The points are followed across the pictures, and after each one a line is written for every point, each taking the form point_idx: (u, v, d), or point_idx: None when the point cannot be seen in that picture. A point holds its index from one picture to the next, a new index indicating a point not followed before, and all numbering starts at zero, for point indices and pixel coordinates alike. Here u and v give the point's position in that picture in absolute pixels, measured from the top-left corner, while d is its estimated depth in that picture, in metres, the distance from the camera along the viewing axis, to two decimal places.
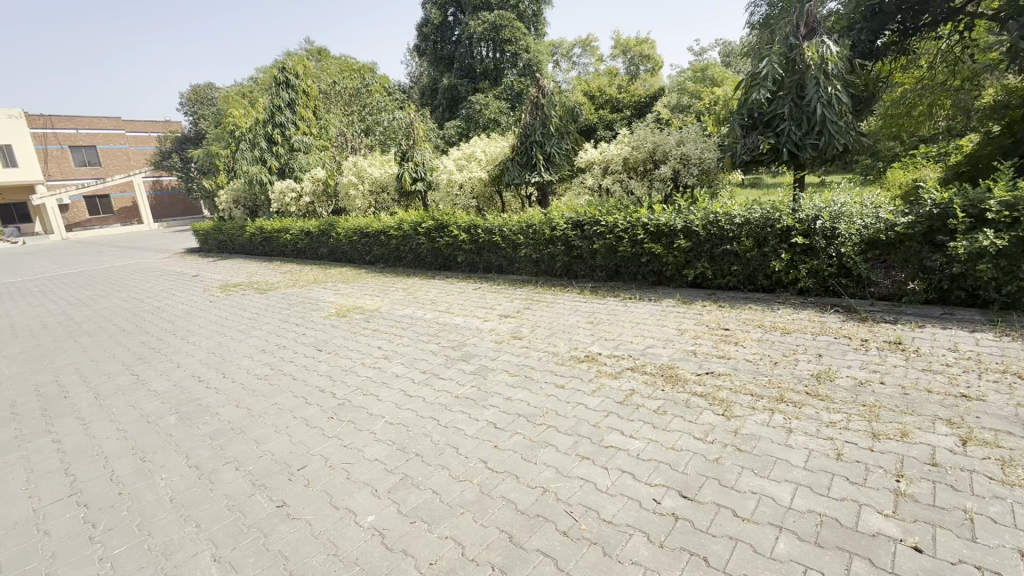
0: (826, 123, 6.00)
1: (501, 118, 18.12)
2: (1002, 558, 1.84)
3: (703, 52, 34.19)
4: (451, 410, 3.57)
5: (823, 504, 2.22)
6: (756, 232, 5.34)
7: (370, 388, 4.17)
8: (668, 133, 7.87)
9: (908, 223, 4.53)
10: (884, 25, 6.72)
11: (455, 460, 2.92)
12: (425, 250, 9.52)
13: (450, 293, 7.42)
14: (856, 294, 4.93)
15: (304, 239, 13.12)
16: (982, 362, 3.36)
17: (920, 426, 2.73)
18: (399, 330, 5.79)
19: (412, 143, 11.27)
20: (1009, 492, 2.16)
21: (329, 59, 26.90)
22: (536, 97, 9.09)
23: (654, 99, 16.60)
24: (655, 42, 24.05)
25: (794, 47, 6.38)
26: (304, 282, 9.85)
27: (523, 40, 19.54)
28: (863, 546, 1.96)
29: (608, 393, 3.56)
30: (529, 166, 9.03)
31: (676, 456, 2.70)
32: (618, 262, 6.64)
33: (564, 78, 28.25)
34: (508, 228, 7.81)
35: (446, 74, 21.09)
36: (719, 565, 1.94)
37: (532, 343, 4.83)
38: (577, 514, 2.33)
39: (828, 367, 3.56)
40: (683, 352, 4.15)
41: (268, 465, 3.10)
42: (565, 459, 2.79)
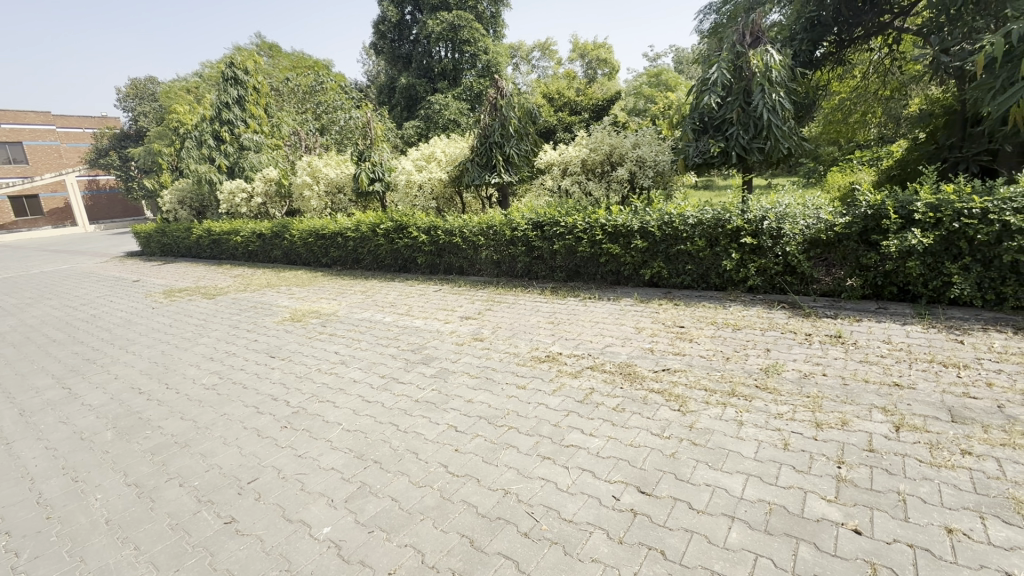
0: (771, 128, 6.31)
1: (461, 119, 18.03)
2: (931, 535, 1.97)
3: (658, 57, 35.18)
4: (410, 415, 3.50)
5: (771, 493, 2.31)
6: (708, 232, 5.53)
7: (326, 394, 4.04)
8: (625, 136, 8.06)
9: (846, 223, 4.80)
10: (821, 37, 7.12)
11: (415, 465, 2.87)
12: (384, 252, 9.34)
13: (410, 296, 7.30)
14: (800, 291, 5.19)
15: (256, 241, 12.61)
16: (911, 353, 3.61)
17: (859, 414, 2.89)
18: (358, 334, 5.65)
19: (370, 143, 11.05)
20: (937, 474, 2.32)
21: (281, 55, 26.03)
22: (495, 98, 9.10)
23: (611, 103, 16.93)
24: (612, 46, 24.53)
25: (741, 54, 6.65)
26: (256, 287, 9.44)
27: (481, 41, 19.53)
28: (809, 532, 2.05)
29: (569, 392, 3.60)
30: (489, 167, 9.03)
31: (634, 453, 2.75)
32: (578, 263, 6.74)
33: (523, 81, 28.42)
34: (469, 229, 7.77)
35: (404, 73, 20.78)
36: (676, 558, 1.99)
37: (493, 344, 4.81)
38: (538, 514, 2.34)
39: (775, 361, 3.72)
40: (640, 350, 4.25)
41: (216, 479, 2.95)
42: (526, 460, 2.79)
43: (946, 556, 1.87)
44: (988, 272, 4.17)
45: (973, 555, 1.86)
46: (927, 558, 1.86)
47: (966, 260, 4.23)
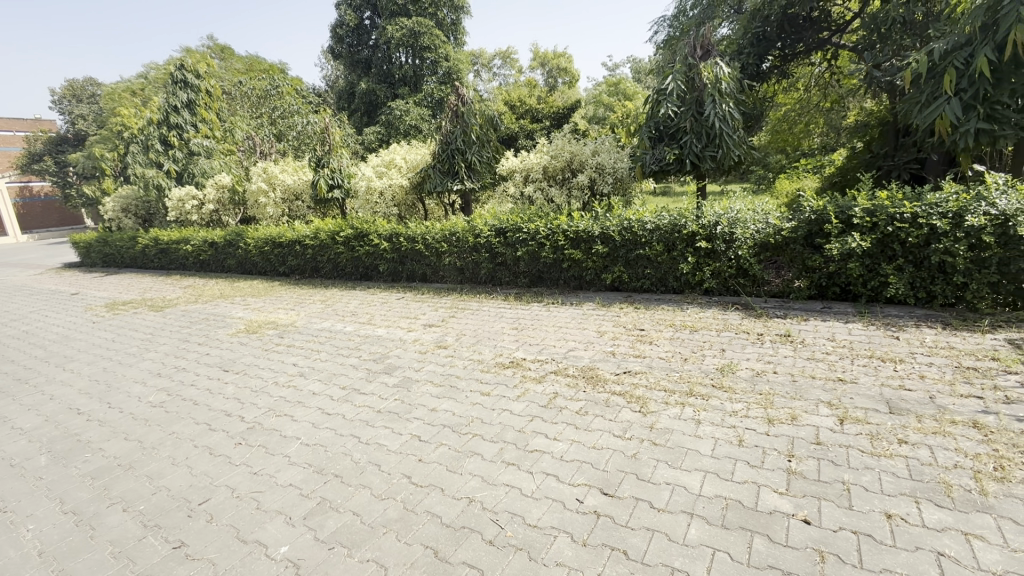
0: (722, 137, 6.60)
1: (422, 125, 17.92)
2: (872, 522, 2.09)
3: (617, 67, 36.03)
4: (373, 426, 3.43)
5: (728, 488, 2.39)
6: (666, 237, 5.70)
7: (284, 408, 3.90)
8: (584, 143, 8.23)
9: (793, 227, 5.06)
10: (766, 51, 7.50)
11: (377, 477, 2.81)
12: (345, 260, 9.14)
13: (372, 304, 7.17)
14: (752, 292, 5.42)
15: (208, 250, 12.08)
16: (853, 349, 3.82)
17: (807, 409, 3.04)
18: (317, 345, 5.48)
19: (329, 149, 10.82)
20: (877, 462, 2.47)
21: (234, 58, 25.20)
22: (456, 105, 9.09)
23: (571, 111, 17.21)
24: (572, 56, 24.99)
25: (692, 66, 6.91)
26: (208, 298, 9.04)
27: (442, 48, 19.53)
28: (763, 524, 2.14)
29: (533, 397, 3.61)
30: (450, 174, 9.01)
31: (597, 455, 2.79)
32: (541, 268, 6.80)
33: (485, 88, 28.52)
34: (431, 236, 7.72)
35: (363, 78, 20.49)
36: (638, 557, 2.02)
37: (457, 351, 4.78)
38: (502, 521, 2.34)
39: (730, 361, 3.87)
40: (602, 354, 4.32)
41: (164, 502, 2.80)
42: (490, 467, 2.79)
43: (886, 541, 1.98)
44: (919, 272, 4.48)
45: (910, 537, 1.99)
46: (869, 543, 1.98)
47: (900, 262, 4.53)
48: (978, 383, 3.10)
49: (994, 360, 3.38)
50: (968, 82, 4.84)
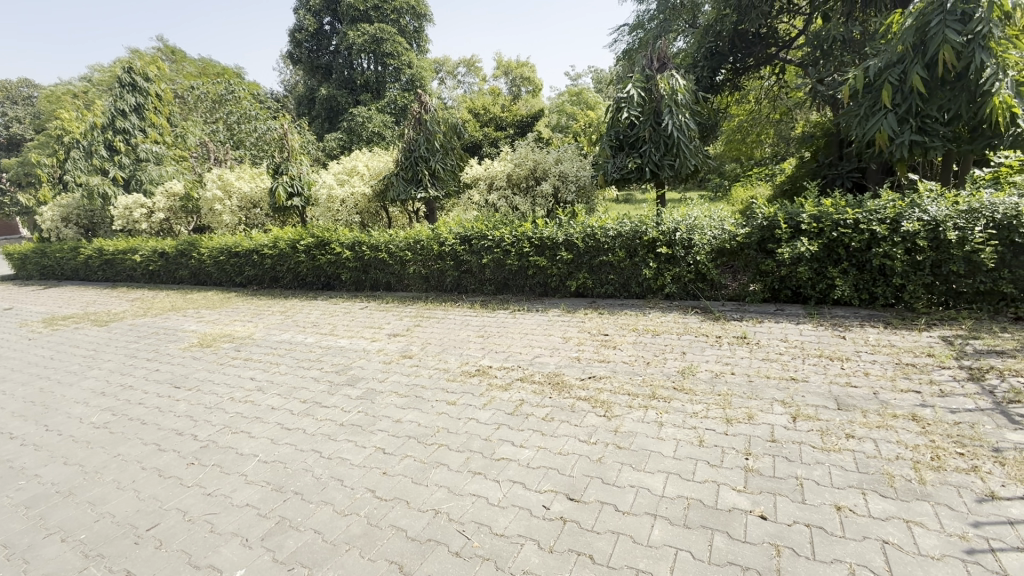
0: (680, 146, 6.84)
1: (386, 132, 17.74)
2: (823, 515, 2.19)
3: (579, 77, 36.71)
4: (335, 440, 3.34)
5: (689, 488, 2.45)
6: (628, 243, 5.83)
7: (240, 425, 3.75)
8: (548, 152, 8.36)
9: (746, 233, 5.27)
10: (719, 65, 7.83)
11: (340, 493, 2.73)
12: (305, 269, 8.90)
13: (334, 314, 6.99)
14: (710, 296, 5.60)
15: (158, 260, 11.52)
16: (804, 349, 4.01)
17: (762, 408, 3.16)
18: (276, 358, 5.29)
19: (288, 156, 10.53)
20: (827, 457, 2.59)
21: (186, 61, 24.33)
22: (418, 113, 9.05)
23: (534, 120, 17.40)
24: (535, 65, 25.32)
25: (650, 77, 7.12)
26: (157, 311, 8.60)
27: (405, 55, 19.44)
28: (722, 522, 2.20)
29: (499, 405, 3.61)
30: (414, 181, 8.92)
31: (563, 461, 2.81)
32: (506, 276, 6.82)
33: (450, 96, 28.45)
34: (395, 244, 7.63)
35: (324, 84, 20.11)
36: (604, 561, 2.04)
37: (422, 360, 4.73)
38: (469, 531, 2.31)
39: (690, 364, 3.98)
40: (568, 359, 4.37)
41: (109, 529, 2.63)
42: (456, 477, 2.75)
43: (836, 532, 2.08)
44: (862, 274, 4.75)
45: (858, 528, 2.09)
46: (820, 535, 2.07)
47: (845, 265, 4.80)
48: (916, 378, 3.31)
49: (930, 356, 3.62)
50: (902, 97, 5.18)
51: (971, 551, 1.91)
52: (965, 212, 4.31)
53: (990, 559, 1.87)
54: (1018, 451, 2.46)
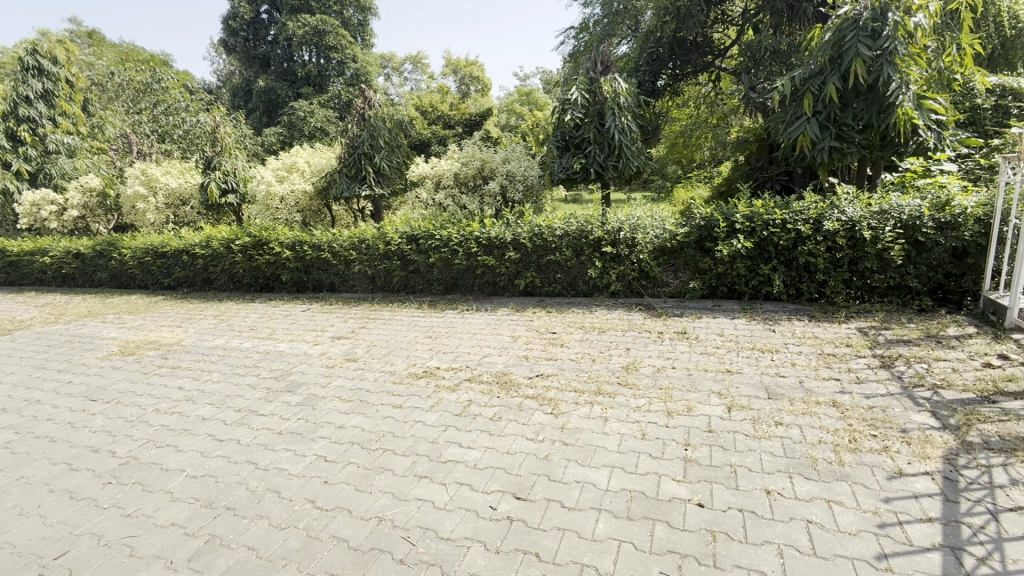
0: (623, 148, 7.02)
1: (329, 127, 17.13)
2: (755, 499, 2.31)
3: (527, 78, 37.15)
4: (272, 450, 3.17)
5: (632, 481, 2.52)
6: (574, 242, 5.92)
7: (167, 438, 3.49)
8: (495, 151, 8.37)
9: (686, 233, 5.48)
10: (659, 70, 8.13)
11: (277, 505, 2.59)
12: (241, 270, 8.41)
13: (273, 318, 6.65)
14: (653, 293, 5.80)
15: (72, 262, 10.53)
16: (738, 342, 4.23)
17: (700, 400, 3.30)
18: (207, 365, 4.96)
19: (220, 150, 9.90)
20: (758, 444, 2.74)
21: (104, 45, 22.43)
22: (362, 109, 8.77)
23: (484, 118, 17.34)
24: (483, 64, 25.25)
25: (594, 80, 7.27)
26: (70, 317, 7.85)
27: (348, 48, 18.84)
28: (663, 512, 2.27)
29: (446, 406, 3.56)
30: (358, 179, 8.66)
31: (510, 460, 2.80)
32: (454, 275, 6.73)
33: (397, 93, 27.86)
34: (338, 244, 7.37)
35: (261, 75, 19.15)
36: (550, 558, 2.06)
37: (367, 363, 4.59)
38: (414, 537, 2.26)
39: (634, 359, 4.09)
40: (516, 358, 4.37)
41: (7, 561, 2.36)
42: (402, 482, 2.69)
43: (766, 515, 2.20)
44: (790, 271, 5.07)
45: (786, 510, 2.22)
46: (752, 519, 2.18)
47: (774, 262, 5.10)
48: (836, 367, 3.57)
49: (848, 346, 3.92)
50: (822, 105, 5.57)
51: (882, 525, 2.08)
52: (877, 213, 4.70)
53: (899, 531, 2.03)
54: (922, 430, 2.70)
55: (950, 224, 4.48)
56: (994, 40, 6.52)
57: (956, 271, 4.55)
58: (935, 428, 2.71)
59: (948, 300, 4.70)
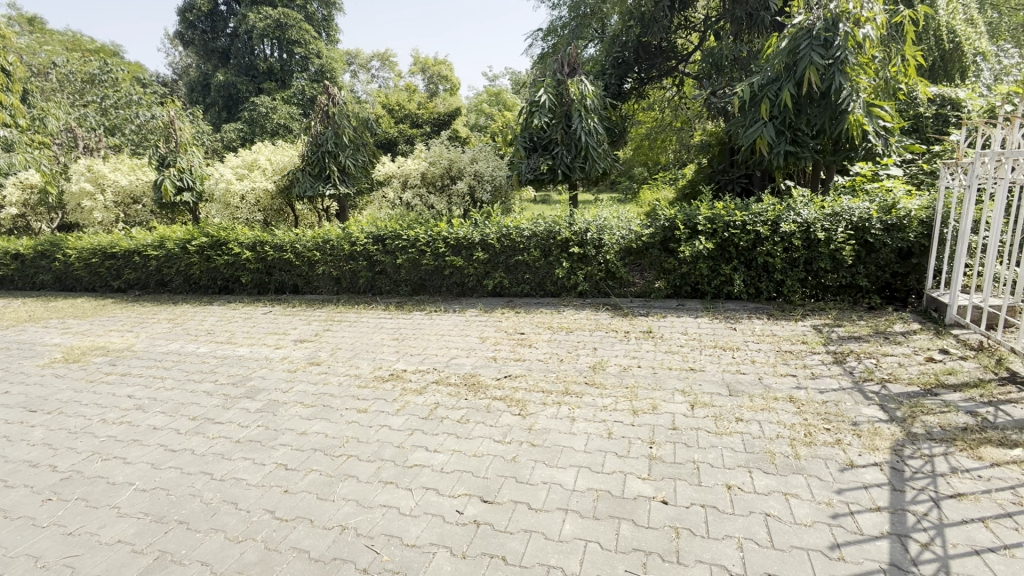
0: (589, 150, 7.10)
1: (293, 124, 16.67)
2: (716, 494, 2.36)
3: (497, 78, 37.15)
4: (230, 459, 3.04)
5: (598, 480, 2.53)
6: (542, 243, 5.94)
7: (114, 450, 3.30)
8: (462, 151, 8.33)
9: (651, 234, 5.58)
10: (625, 74, 8.27)
11: (234, 517, 2.49)
12: (198, 272, 8.07)
13: (232, 321, 6.41)
14: (619, 293, 5.88)
15: (10, 263, 9.87)
16: (700, 341, 4.34)
17: (665, 398, 3.36)
18: (160, 372, 4.72)
19: (175, 146, 9.47)
20: (720, 440, 2.81)
21: (47, 33, 21.12)
22: (326, 105, 8.50)
23: (452, 118, 17.21)
24: (452, 64, 25.08)
25: (561, 82, 7.32)
26: (8, 322, 7.35)
27: (312, 43, 18.39)
28: (629, 510, 2.29)
29: (413, 410, 3.50)
30: (322, 178, 8.46)
31: (477, 463, 2.78)
32: (422, 276, 6.64)
33: (363, 90, 27.38)
34: (302, 244, 7.17)
35: (220, 69, 18.45)
36: (516, 560, 2.05)
37: (332, 367, 4.47)
38: (378, 545, 2.21)
39: (601, 359, 4.13)
40: (484, 359, 4.35)
41: None
42: (366, 489, 2.62)
43: (727, 509, 2.25)
44: (749, 271, 5.24)
45: (746, 504, 2.28)
46: (714, 514, 2.23)
47: (735, 262, 5.25)
48: (792, 364, 3.71)
49: (803, 343, 4.07)
50: (779, 111, 5.78)
51: (835, 515, 2.16)
52: (830, 215, 4.91)
53: (851, 521, 2.12)
54: (871, 423, 2.83)
55: (896, 226, 4.72)
56: (934, 53, 6.92)
57: (902, 271, 4.81)
58: (883, 420, 2.85)
59: (895, 298, 4.95)
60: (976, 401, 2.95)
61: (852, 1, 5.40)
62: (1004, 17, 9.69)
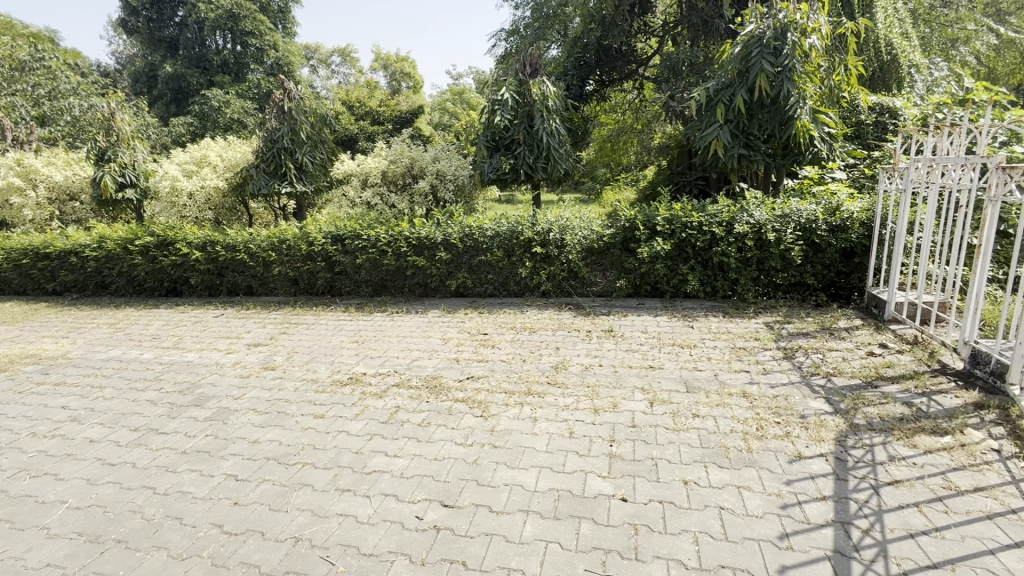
0: (551, 150, 7.13)
1: (247, 119, 16.03)
2: (674, 490, 2.41)
3: (460, 77, 37.02)
4: (175, 472, 2.88)
5: (560, 480, 2.54)
6: (505, 243, 5.94)
7: (44, 466, 3.06)
8: (424, 150, 8.23)
9: (612, 234, 5.66)
10: (587, 76, 8.39)
11: (178, 533, 2.35)
12: (142, 274, 7.63)
13: (180, 325, 6.09)
14: (582, 292, 5.95)
15: None
16: (660, 339, 4.43)
17: (625, 396, 3.41)
18: (99, 380, 4.42)
19: (116, 140, 8.92)
20: (677, 436, 2.87)
21: None
22: (281, 100, 8.19)
23: (415, 116, 17.00)
24: (415, 61, 24.73)
25: (523, 82, 7.32)
26: None
27: (268, 35, 17.75)
28: (589, 509, 2.31)
29: (372, 414, 3.42)
30: (277, 175, 8.16)
31: (438, 466, 2.73)
32: (383, 277, 6.51)
33: (322, 85, 26.65)
34: (256, 244, 6.90)
35: (167, 60, 17.52)
36: (477, 565, 2.02)
37: (287, 372, 4.32)
38: (334, 556, 2.13)
39: (563, 358, 4.16)
40: (446, 361, 4.30)
41: None
42: (322, 498, 2.54)
43: (684, 504, 2.30)
44: (706, 270, 5.40)
45: (701, 498, 2.33)
46: (672, 510, 2.27)
47: (692, 262, 5.41)
48: (746, 360, 3.84)
49: (756, 340, 4.23)
50: (733, 115, 5.99)
51: (785, 506, 2.25)
52: (780, 216, 5.12)
53: (799, 511, 2.21)
54: (817, 415, 2.96)
55: (840, 227, 4.98)
56: (873, 64, 7.33)
57: (845, 269, 5.07)
58: (829, 413, 2.99)
59: (839, 296, 5.21)
60: (912, 392, 3.13)
61: (799, 12, 5.63)
62: (935, 33, 10.38)
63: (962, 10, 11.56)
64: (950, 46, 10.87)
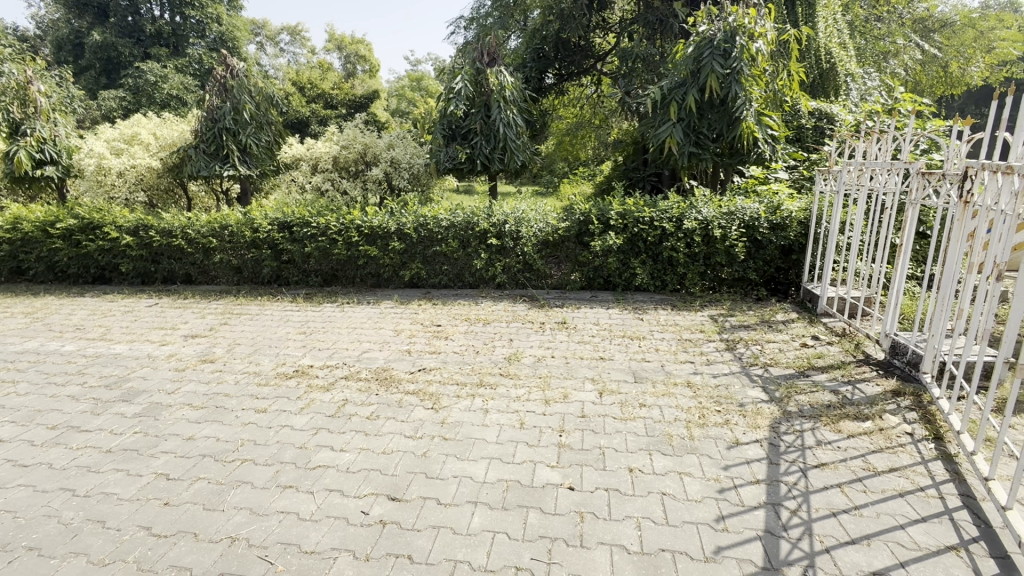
0: (507, 141, 7.07)
1: (187, 96, 15.05)
2: (619, 478, 2.47)
3: (418, 63, 36.30)
4: (98, 472, 2.68)
5: (509, 471, 2.55)
6: (460, 234, 5.88)
7: None
8: (378, 136, 8.04)
9: (567, 226, 5.72)
10: (545, 67, 8.44)
11: (100, 538, 2.19)
12: (65, 259, 7.04)
13: (109, 315, 5.66)
14: (537, 285, 5.97)
15: None
16: (611, 331, 4.53)
17: (576, 387, 3.46)
18: (11, 375, 4.04)
19: (33, 112, 8.11)
20: (624, 425, 2.95)
21: None
22: (223, 77, 7.67)
23: (370, 101, 16.53)
24: (371, 44, 23.93)
25: (480, 71, 7.18)
26: None
27: (210, 7, 16.72)
28: (537, 499, 2.33)
29: (318, 408, 3.31)
30: (218, 157, 7.70)
31: (386, 460, 2.68)
32: (334, 266, 6.31)
33: (271, 65, 25.41)
34: (195, 229, 6.50)
35: (95, 27, 16.08)
36: (423, 559, 2.00)
37: (227, 364, 4.11)
38: (273, 555, 2.06)
39: (516, 350, 4.17)
40: (398, 353, 4.22)
41: None
42: (262, 495, 2.44)
43: (628, 491, 2.36)
44: (656, 265, 5.56)
45: (645, 485, 2.41)
46: (616, 496, 2.33)
47: (643, 256, 5.55)
48: (691, 351, 3.98)
49: (701, 332, 4.40)
50: (683, 114, 6.17)
51: (722, 490, 2.35)
52: (725, 214, 5.34)
53: (734, 494, 2.32)
54: (754, 403, 3.12)
55: (780, 225, 5.25)
56: (813, 70, 7.73)
57: (784, 265, 5.36)
58: (765, 401, 3.15)
59: (778, 290, 5.49)
60: (839, 381, 3.35)
61: (748, 17, 5.86)
62: (869, 44, 11.07)
63: (894, 24, 12.36)
64: (882, 58, 11.64)
